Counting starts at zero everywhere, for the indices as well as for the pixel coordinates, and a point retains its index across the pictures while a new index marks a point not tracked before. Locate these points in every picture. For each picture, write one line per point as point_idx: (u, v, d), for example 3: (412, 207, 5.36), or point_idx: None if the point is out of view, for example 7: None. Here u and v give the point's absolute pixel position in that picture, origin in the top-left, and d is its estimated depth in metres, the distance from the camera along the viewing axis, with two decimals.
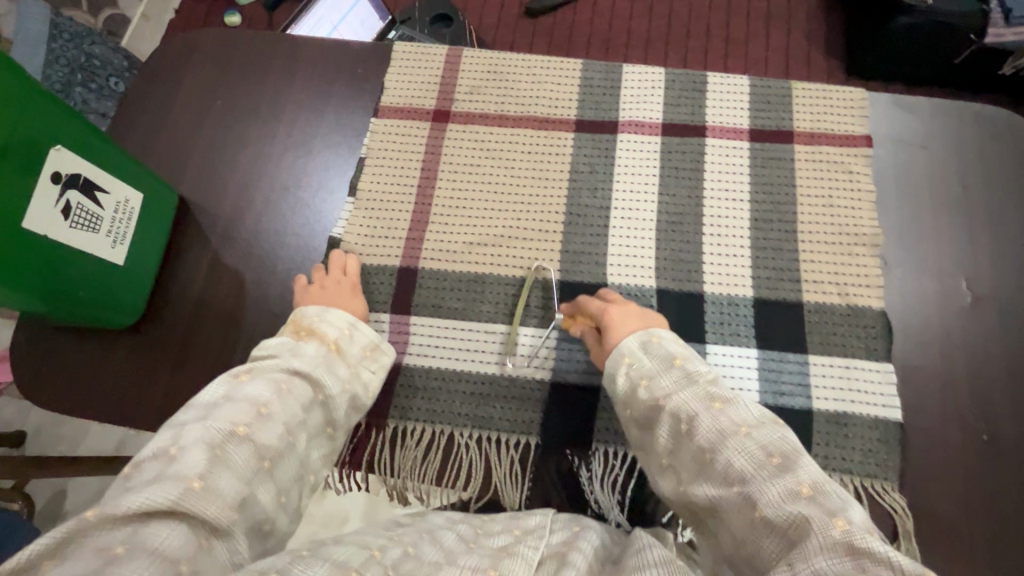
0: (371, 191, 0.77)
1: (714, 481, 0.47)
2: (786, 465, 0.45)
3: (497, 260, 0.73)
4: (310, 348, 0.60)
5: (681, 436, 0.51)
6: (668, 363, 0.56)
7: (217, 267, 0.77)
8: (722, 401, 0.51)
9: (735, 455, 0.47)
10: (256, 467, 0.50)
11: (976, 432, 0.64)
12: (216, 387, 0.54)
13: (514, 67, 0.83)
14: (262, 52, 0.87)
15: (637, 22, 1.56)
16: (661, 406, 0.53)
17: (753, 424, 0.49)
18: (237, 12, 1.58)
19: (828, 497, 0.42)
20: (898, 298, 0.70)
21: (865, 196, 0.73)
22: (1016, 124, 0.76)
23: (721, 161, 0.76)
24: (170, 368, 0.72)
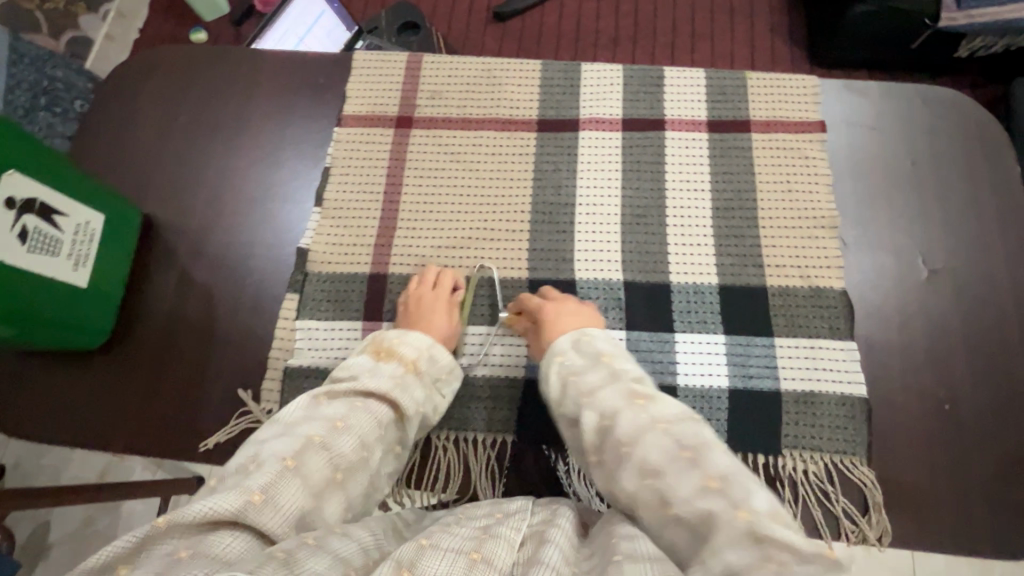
0: (338, 200, 0.78)
1: (631, 474, 0.48)
2: (699, 458, 0.46)
3: (466, 261, 0.74)
4: (388, 369, 0.60)
5: (599, 431, 0.51)
6: (594, 359, 0.58)
7: (188, 284, 0.76)
8: (643, 398, 0.52)
9: (651, 451, 0.48)
10: (328, 478, 0.49)
11: (937, 402, 0.66)
12: (298, 405, 0.54)
13: (474, 69, 0.84)
14: (223, 68, 0.87)
15: (603, 21, 1.58)
16: (584, 402, 0.54)
17: (671, 419, 0.50)
18: (201, 29, 1.54)
19: (735, 489, 0.44)
20: (859, 277, 0.71)
21: (822, 180, 0.75)
22: (962, 103, 0.79)
23: (681, 153, 0.78)
24: (144, 389, 0.71)
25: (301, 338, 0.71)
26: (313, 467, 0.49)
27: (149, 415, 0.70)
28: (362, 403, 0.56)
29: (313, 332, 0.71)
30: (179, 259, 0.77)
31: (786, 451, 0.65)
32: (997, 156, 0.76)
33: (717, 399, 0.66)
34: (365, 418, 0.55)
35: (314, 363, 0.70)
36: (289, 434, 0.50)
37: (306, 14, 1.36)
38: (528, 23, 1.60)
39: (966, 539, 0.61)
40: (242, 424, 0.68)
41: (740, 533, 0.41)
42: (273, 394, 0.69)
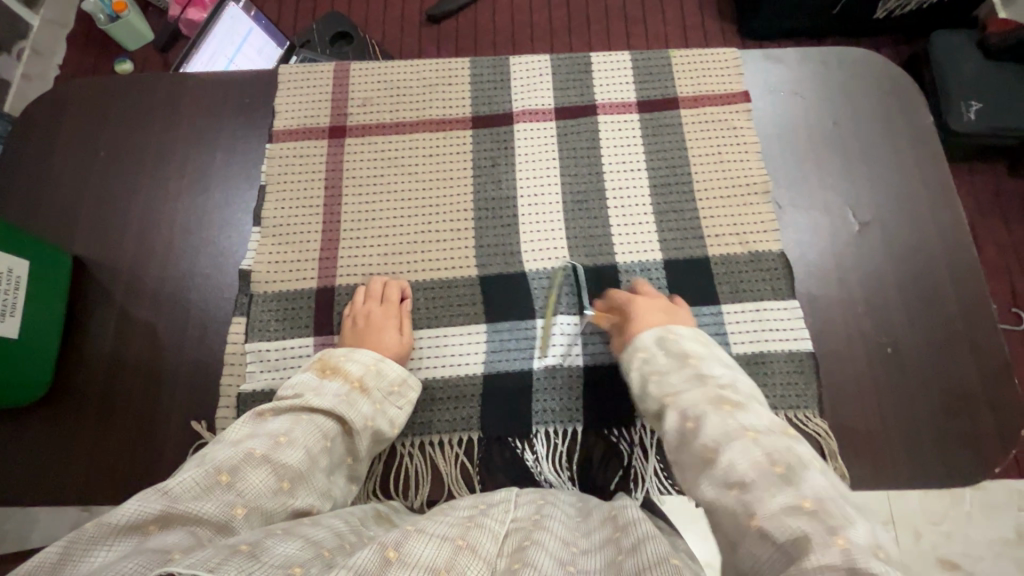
0: (278, 218, 0.76)
1: (715, 484, 0.47)
2: (792, 476, 0.45)
3: (415, 265, 0.74)
4: (334, 387, 0.61)
5: (686, 432, 0.52)
6: (681, 359, 0.59)
7: (126, 322, 0.73)
8: (731, 405, 0.52)
9: (741, 457, 0.47)
10: (276, 487, 0.50)
11: (879, 346, 0.68)
12: (241, 425, 0.55)
13: (404, 73, 0.84)
14: (143, 97, 0.84)
15: (539, 14, 1.59)
16: (668, 402, 0.56)
17: (762, 430, 0.49)
18: (127, 58, 1.45)
19: (831, 515, 0.41)
20: (795, 237, 0.74)
21: (750, 148, 0.77)
22: (874, 59, 0.82)
23: (614, 135, 0.79)
24: (90, 437, 0.68)
25: (252, 362, 0.70)
26: (250, 481, 0.49)
27: (99, 462, 0.67)
28: (306, 416, 0.57)
29: (264, 354, 0.70)
30: (116, 298, 0.74)
31: None
32: (913, 106, 0.79)
33: None
34: (307, 431, 0.56)
35: (269, 384, 0.69)
36: (233, 450, 0.51)
37: (231, 32, 1.27)
38: (464, 23, 1.60)
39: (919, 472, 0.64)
40: None
41: (834, 564, 0.38)
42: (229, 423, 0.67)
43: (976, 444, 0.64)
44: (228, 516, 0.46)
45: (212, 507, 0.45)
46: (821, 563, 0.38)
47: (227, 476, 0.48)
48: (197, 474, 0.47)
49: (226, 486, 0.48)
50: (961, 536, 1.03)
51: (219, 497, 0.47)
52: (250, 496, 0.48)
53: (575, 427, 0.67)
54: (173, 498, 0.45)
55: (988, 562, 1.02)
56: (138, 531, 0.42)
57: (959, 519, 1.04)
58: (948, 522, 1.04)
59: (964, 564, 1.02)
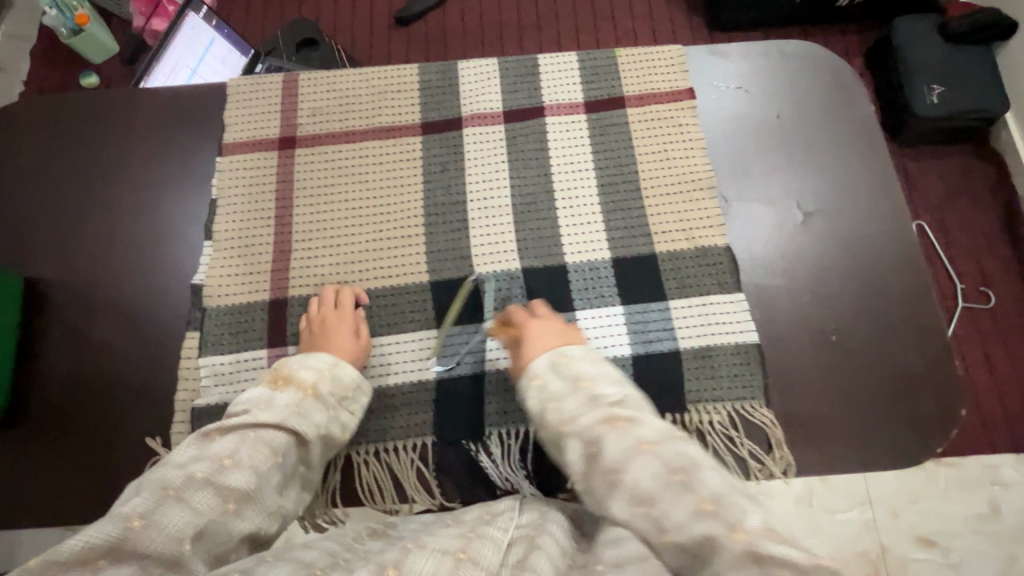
0: (229, 231, 0.77)
1: (623, 503, 0.47)
2: (691, 481, 0.46)
3: (366, 274, 0.75)
4: (285, 398, 0.60)
5: (587, 459, 0.50)
6: (573, 382, 0.56)
7: (86, 341, 0.73)
8: (625, 421, 0.51)
9: (639, 473, 0.47)
10: (222, 509, 0.50)
11: (824, 335, 0.69)
12: (185, 446, 0.53)
13: (353, 81, 0.84)
14: (96, 115, 0.84)
15: (507, 14, 1.58)
16: (566, 430, 0.53)
17: (656, 440, 0.49)
18: (91, 71, 1.43)
19: (729, 509, 0.44)
20: (741, 230, 0.75)
21: (696, 144, 0.78)
22: (817, 51, 0.83)
23: (562, 136, 0.80)
24: (56, 458, 0.68)
25: (206, 377, 0.70)
26: (196, 504, 0.49)
27: (62, 482, 0.67)
28: (254, 433, 0.56)
29: (218, 368, 0.71)
30: (75, 317, 0.74)
31: (691, 407, 0.68)
32: (855, 97, 0.80)
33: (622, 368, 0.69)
34: (253, 448, 0.55)
35: (222, 399, 0.69)
36: (177, 474, 0.50)
37: (192, 43, 1.20)
38: (431, 27, 1.59)
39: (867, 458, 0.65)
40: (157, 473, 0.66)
41: (740, 556, 0.42)
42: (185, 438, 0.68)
43: (919, 426, 0.66)
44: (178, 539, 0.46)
45: (157, 531, 0.45)
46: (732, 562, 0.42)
47: (174, 494, 0.48)
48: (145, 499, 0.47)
49: (173, 508, 0.47)
50: (937, 514, 1.04)
51: (168, 519, 0.46)
52: (200, 518, 0.48)
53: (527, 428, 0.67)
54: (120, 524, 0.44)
55: (963, 539, 1.03)
56: (87, 566, 0.41)
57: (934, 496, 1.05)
58: (923, 501, 1.05)
59: (942, 542, 1.02)
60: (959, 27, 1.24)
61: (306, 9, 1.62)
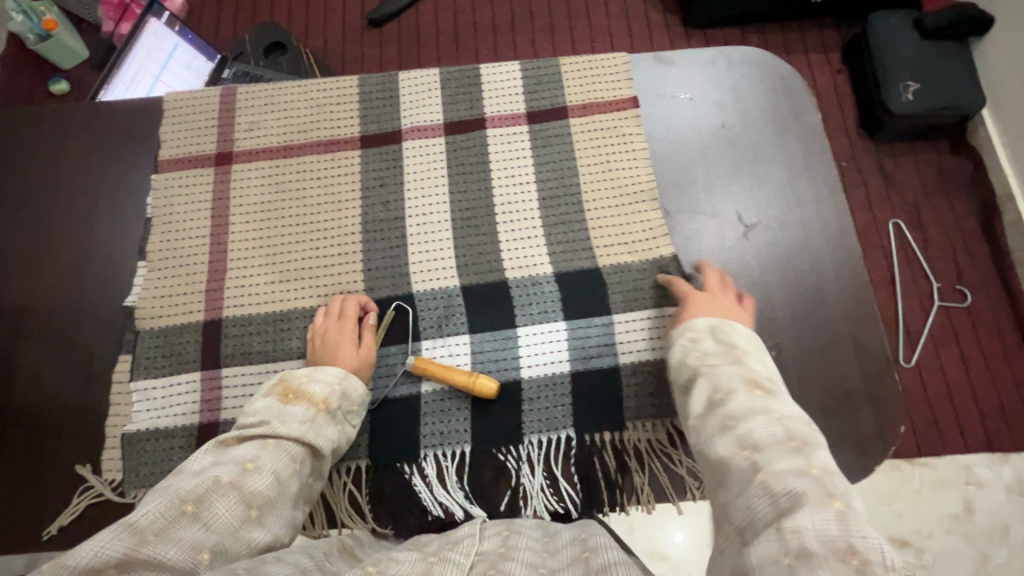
0: (164, 251, 0.75)
1: (728, 444, 0.47)
2: (807, 449, 0.45)
3: (303, 292, 0.73)
4: (299, 412, 0.60)
5: (709, 405, 0.53)
6: (727, 348, 0.58)
7: (35, 363, 0.71)
8: (764, 389, 0.52)
9: (759, 432, 0.47)
10: (244, 516, 0.49)
11: (765, 349, 0.68)
12: (203, 455, 0.54)
13: (292, 94, 0.82)
14: (41, 133, 0.82)
15: (481, 14, 1.50)
16: (703, 372, 0.57)
17: (789, 415, 0.49)
18: (61, 78, 1.37)
19: (834, 484, 0.42)
20: (684, 242, 0.74)
21: (639, 154, 0.77)
22: (765, 58, 0.82)
23: (503, 148, 0.78)
24: (7, 484, 0.67)
25: (138, 402, 0.69)
26: (217, 510, 0.48)
27: (14, 508, 0.66)
28: (274, 441, 0.56)
29: (151, 393, 0.69)
30: (20, 340, 0.72)
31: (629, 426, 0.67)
32: (802, 103, 0.79)
33: (560, 385, 0.68)
34: (275, 456, 0.55)
35: (153, 425, 0.68)
36: (199, 478, 0.50)
37: (155, 49, 1.09)
38: (405, 28, 1.49)
39: None
40: (88, 499, 0.66)
41: (824, 516, 0.39)
42: (117, 463, 0.67)
43: (858, 437, 0.65)
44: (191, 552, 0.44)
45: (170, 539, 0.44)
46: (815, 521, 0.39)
47: (193, 505, 0.47)
48: (160, 506, 0.46)
49: (193, 516, 0.47)
50: (911, 515, 1.03)
51: (184, 527, 0.45)
52: (215, 527, 0.47)
53: (464, 447, 0.66)
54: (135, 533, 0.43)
55: (936, 539, 1.01)
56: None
57: (910, 497, 1.04)
58: (897, 503, 1.04)
59: (915, 542, 1.01)
60: (935, 23, 1.21)
61: (277, 11, 1.52)
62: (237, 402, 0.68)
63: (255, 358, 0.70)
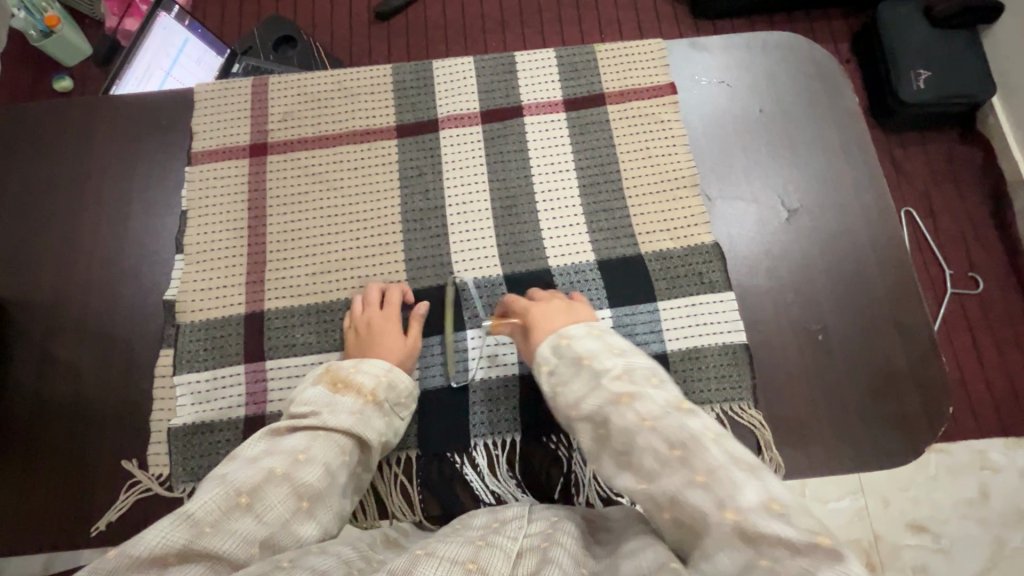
0: (200, 243, 0.74)
1: (628, 478, 0.47)
2: (690, 456, 0.44)
3: (344, 283, 0.73)
4: (347, 403, 0.59)
5: (598, 440, 0.50)
6: (576, 363, 0.54)
7: (74, 357, 0.70)
8: (630, 396, 0.49)
9: (644, 451, 0.46)
10: (295, 508, 0.50)
11: (810, 334, 0.69)
12: (257, 442, 0.55)
13: (325, 84, 0.82)
14: (70, 126, 0.80)
15: (489, 3, 1.40)
16: (574, 413, 0.53)
17: (658, 415, 0.47)
18: (65, 75, 1.35)
19: (723, 483, 0.42)
20: (725, 227, 0.74)
21: (678, 140, 0.77)
22: (800, 43, 0.81)
23: (541, 136, 0.78)
24: (49, 479, 0.66)
25: (183, 396, 0.68)
26: (271, 502, 0.49)
27: (58, 503, 0.65)
28: (323, 432, 0.56)
29: (196, 386, 0.68)
30: (58, 334, 0.71)
31: None
32: (836, 88, 0.79)
33: None
34: (326, 447, 0.55)
35: (198, 418, 0.67)
36: (252, 469, 0.50)
37: (165, 44, 1.05)
38: (415, 19, 1.39)
39: (865, 451, 0.65)
40: (137, 494, 0.65)
41: (728, 535, 0.40)
42: (164, 458, 0.66)
43: (905, 422, 0.65)
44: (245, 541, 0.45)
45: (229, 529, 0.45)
46: (719, 544, 0.40)
47: (247, 498, 0.47)
48: (216, 496, 0.46)
49: (247, 508, 0.47)
50: (926, 499, 0.99)
51: (238, 521, 0.46)
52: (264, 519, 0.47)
53: (514, 436, 0.66)
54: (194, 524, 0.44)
55: (952, 523, 0.98)
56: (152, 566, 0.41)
57: None
58: (913, 488, 1.00)
59: (932, 527, 0.98)
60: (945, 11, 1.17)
61: (283, 3, 1.42)
62: (282, 395, 0.68)
63: (299, 350, 0.70)
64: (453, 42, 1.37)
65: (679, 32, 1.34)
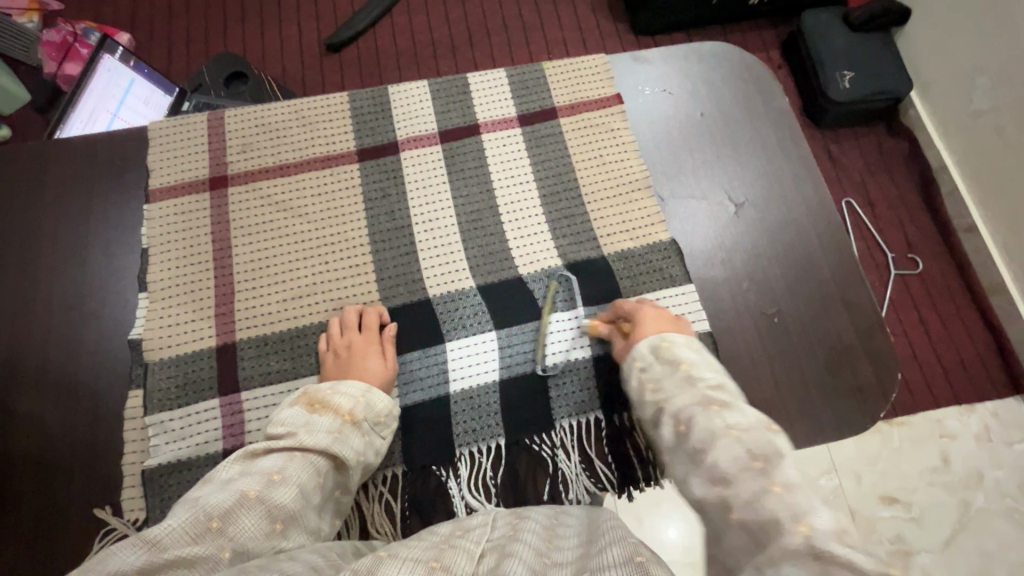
0: (165, 279, 0.74)
1: (701, 481, 0.47)
2: (769, 468, 0.44)
3: (316, 307, 0.73)
4: (325, 422, 0.60)
5: (676, 436, 0.51)
6: (672, 365, 0.58)
7: (32, 409, 0.68)
8: (720, 404, 0.51)
9: (723, 455, 0.46)
10: (269, 530, 0.50)
11: (767, 318, 0.73)
12: (232, 465, 0.55)
13: (281, 115, 0.83)
14: (19, 174, 0.79)
15: (439, 31, 1.44)
16: (662, 409, 0.55)
17: (744, 428, 0.48)
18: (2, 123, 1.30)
19: (801, 500, 0.42)
20: (680, 224, 0.78)
21: (628, 146, 0.81)
22: (731, 50, 0.88)
23: (499, 150, 0.81)
24: (9, 542, 0.63)
25: (156, 436, 0.66)
26: (242, 524, 0.49)
27: (28, 561, 0.62)
28: (299, 453, 0.57)
29: (168, 425, 0.67)
30: (12, 387, 0.69)
31: None
32: (768, 90, 0.85)
33: (582, 370, 0.70)
34: (301, 467, 0.55)
35: (174, 458, 0.66)
36: (224, 493, 0.51)
37: (110, 85, 1.03)
38: (367, 50, 1.42)
39: (828, 424, 0.68)
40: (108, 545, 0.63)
41: (796, 551, 0.39)
42: (138, 503, 0.64)
43: (859, 392, 0.70)
44: (214, 561, 0.45)
45: (201, 549, 0.45)
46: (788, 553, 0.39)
47: (218, 521, 0.48)
48: (185, 521, 0.47)
49: (218, 531, 0.47)
50: (895, 472, 1.04)
51: (210, 541, 0.46)
52: (240, 539, 0.48)
53: (498, 441, 0.67)
54: (160, 549, 0.44)
55: (920, 492, 1.03)
56: None
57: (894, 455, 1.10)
58: (882, 462, 1.05)
59: (903, 498, 1.03)
60: (865, 15, 1.27)
61: (230, 41, 1.42)
62: (261, 424, 0.67)
63: (273, 378, 0.69)
64: (407, 69, 1.40)
65: (622, 48, 1.41)
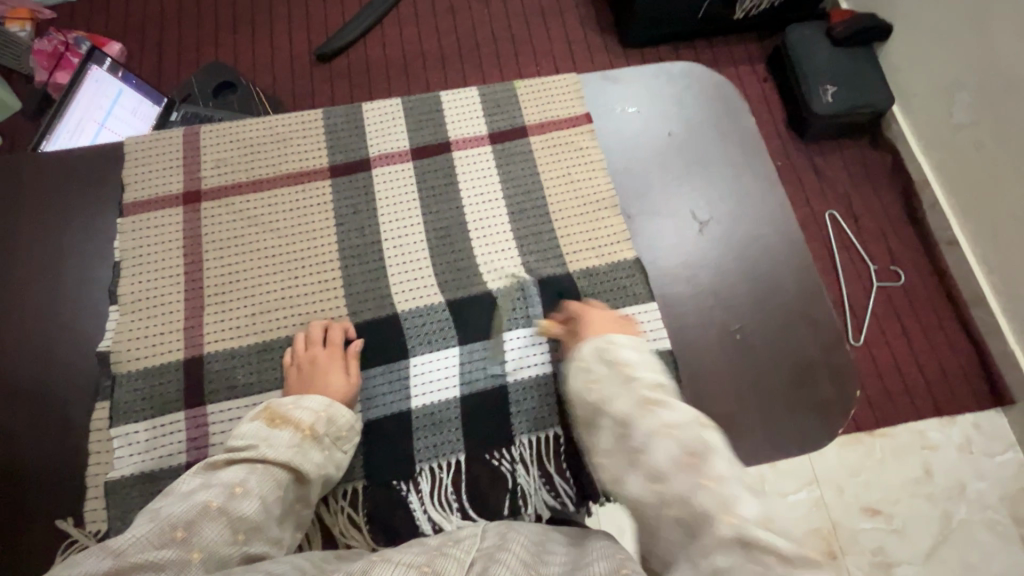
0: (136, 293, 0.75)
1: (640, 479, 0.51)
2: (703, 460, 0.49)
3: (284, 321, 0.74)
4: (283, 437, 0.61)
5: (619, 436, 0.55)
6: (614, 366, 0.60)
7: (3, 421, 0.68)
8: (655, 403, 0.55)
9: (659, 453, 0.51)
10: (231, 540, 0.51)
11: (730, 334, 0.74)
12: (193, 477, 0.56)
13: (256, 131, 0.84)
14: None
15: (427, 43, 1.46)
16: (603, 409, 0.58)
17: (678, 424, 0.52)
18: None
19: (728, 492, 0.46)
20: (645, 241, 0.80)
21: (595, 164, 0.83)
22: (701, 71, 0.89)
23: (470, 168, 0.83)
24: None
25: (119, 448, 0.67)
26: (206, 534, 0.50)
27: None
28: (260, 466, 0.58)
29: (132, 438, 0.68)
30: None
31: None
32: (736, 110, 0.87)
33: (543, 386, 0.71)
34: (262, 479, 0.57)
35: (136, 470, 0.67)
36: (186, 504, 0.52)
37: (97, 97, 1.05)
38: (355, 61, 1.44)
39: (792, 438, 0.70)
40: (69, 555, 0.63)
41: (729, 541, 0.44)
42: (101, 514, 0.65)
43: (823, 407, 0.71)
44: (183, 563, 0.47)
45: (168, 555, 0.47)
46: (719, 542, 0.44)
47: (182, 531, 0.49)
48: (149, 532, 0.48)
49: (182, 541, 0.48)
50: (878, 483, 1.05)
51: (177, 547, 0.48)
52: (202, 548, 0.49)
53: (458, 457, 0.68)
54: (120, 559, 0.45)
55: (903, 504, 1.04)
56: None
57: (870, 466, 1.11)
58: (864, 474, 1.06)
59: (885, 509, 1.04)
60: (847, 31, 1.29)
61: (220, 51, 1.44)
62: (224, 437, 0.68)
63: (239, 392, 0.70)
64: (395, 81, 1.41)
65: (610, 62, 1.43)
